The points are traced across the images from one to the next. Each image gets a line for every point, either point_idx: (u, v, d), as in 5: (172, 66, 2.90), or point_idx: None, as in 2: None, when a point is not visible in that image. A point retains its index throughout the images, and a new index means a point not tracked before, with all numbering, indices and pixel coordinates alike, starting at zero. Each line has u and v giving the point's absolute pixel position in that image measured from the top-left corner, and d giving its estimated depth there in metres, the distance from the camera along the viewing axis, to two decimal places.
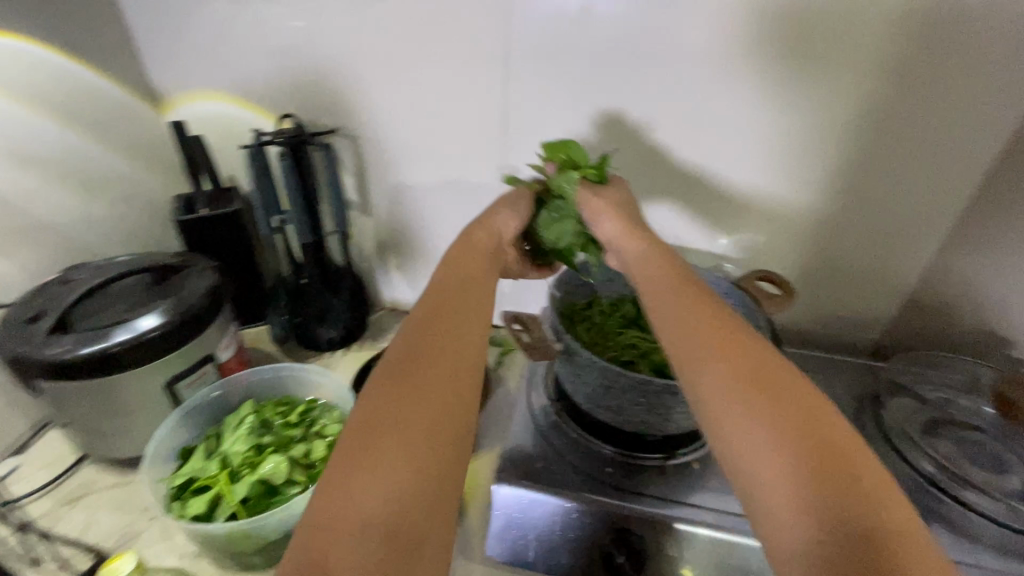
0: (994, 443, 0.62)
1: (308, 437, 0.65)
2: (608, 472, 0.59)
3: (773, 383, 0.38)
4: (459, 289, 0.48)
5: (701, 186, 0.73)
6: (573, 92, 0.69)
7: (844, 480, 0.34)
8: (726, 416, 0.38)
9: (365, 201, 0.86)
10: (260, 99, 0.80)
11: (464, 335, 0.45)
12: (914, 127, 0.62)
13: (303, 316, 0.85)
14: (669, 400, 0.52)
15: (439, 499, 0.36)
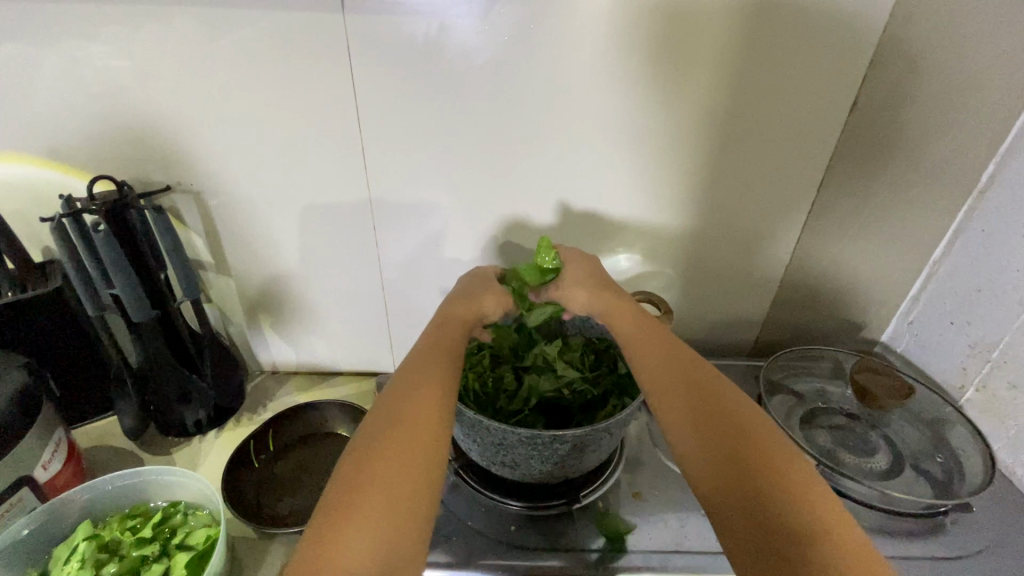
0: (863, 427, 0.66)
1: (165, 553, 0.54)
2: (513, 531, 0.55)
3: (710, 390, 0.47)
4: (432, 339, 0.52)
5: (570, 214, 0.73)
6: (429, 133, 0.67)
7: (749, 436, 0.43)
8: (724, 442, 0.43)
9: (220, 260, 0.77)
10: (71, 159, 0.68)
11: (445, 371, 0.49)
12: (748, 145, 0.67)
13: (159, 403, 0.73)
14: (563, 451, 0.50)
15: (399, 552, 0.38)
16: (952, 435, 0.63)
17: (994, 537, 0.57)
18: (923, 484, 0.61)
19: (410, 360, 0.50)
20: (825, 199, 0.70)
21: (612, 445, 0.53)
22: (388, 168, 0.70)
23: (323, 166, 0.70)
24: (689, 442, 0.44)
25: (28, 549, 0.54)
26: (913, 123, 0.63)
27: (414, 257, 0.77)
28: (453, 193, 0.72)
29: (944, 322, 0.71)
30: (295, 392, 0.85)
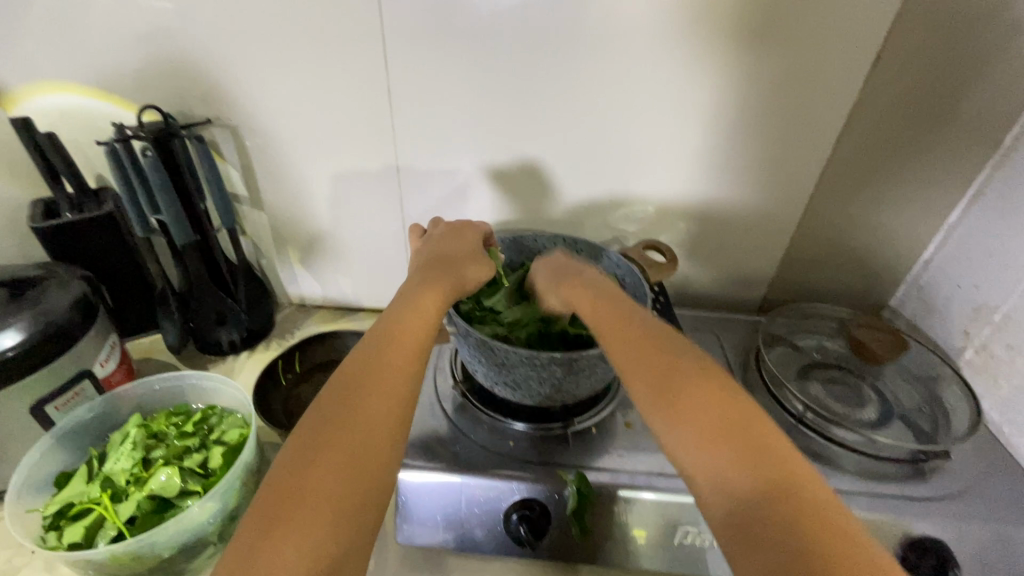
0: (856, 381, 0.69)
1: (203, 445, 0.61)
2: (511, 446, 0.61)
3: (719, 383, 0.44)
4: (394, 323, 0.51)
5: (584, 163, 0.75)
6: (450, 75, 0.69)
7: (751, 424, 0.41)
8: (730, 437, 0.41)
9: (253, 194, 0.82)
10: (123, 91, 0.73)
11: (402, 364, 0.48)
12: (769, 99, 0.67)
13: (199, 322, 0.80)
14: (559, 372, 0.54)
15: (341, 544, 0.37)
16: (946, 395, 0.65)
17: (975, 484, 0.59)
18: (908, 432, 0.63)
19: (365, 349, 0.48)
20: (843, 157, 0.70)
21: (606, 374, 0.57)
22: (411, 110, 0.73)
23: (350, 104, 0.73)
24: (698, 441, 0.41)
25: (92, 430, 0.62)
26: (938, 78, 0.62)
27: (433, 200, 0.81)
28: (472, 138, 0.74)
29: (952, 285, 0.71)
30: (321, 324, 0.92)
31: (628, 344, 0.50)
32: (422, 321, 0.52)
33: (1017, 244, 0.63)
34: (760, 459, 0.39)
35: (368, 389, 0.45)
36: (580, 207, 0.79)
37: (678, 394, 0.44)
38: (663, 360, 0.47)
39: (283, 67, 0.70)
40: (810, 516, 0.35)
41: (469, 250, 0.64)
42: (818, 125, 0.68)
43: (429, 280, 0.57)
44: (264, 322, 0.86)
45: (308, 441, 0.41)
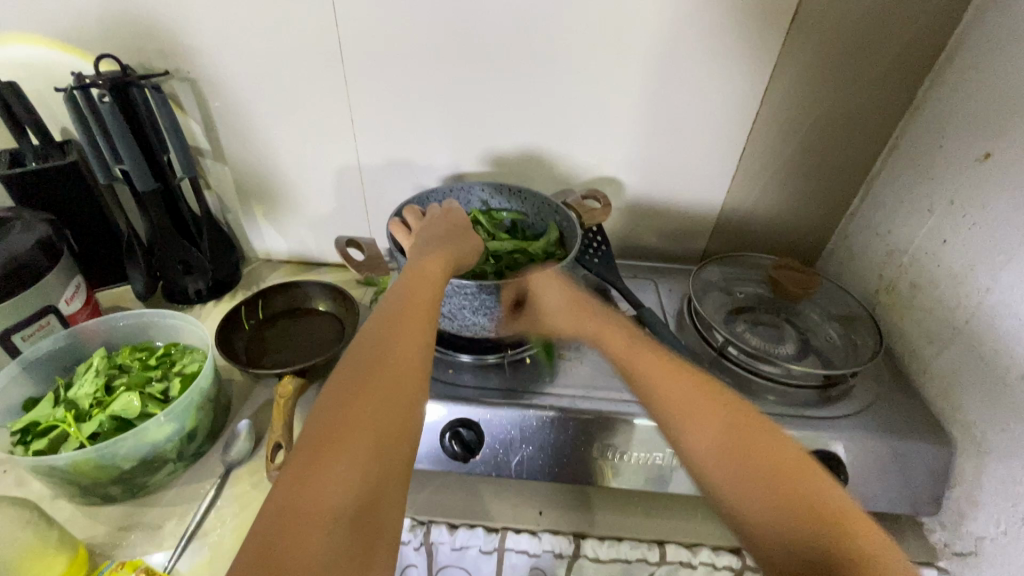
0: (780, 321, 0.74)
1: (167, 376, 0.66)
2: (450, 373, 0.66)
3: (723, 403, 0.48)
4: (412, 286, 0.52)
5: (532, 113, 0.78)
6: (399, 25, 0.72)
7: (762, 439, 0.45)
8: (737, 451, 0.45)
9: (216, 147, 0.84)
10: (82, 42, 0.75)
11: (419, 319, 0.49)
12: (703, 51, 0.71)
13: (165, 270, 0.84)
14: (490, 301, 0.59)
15: (384, 484, 0.39)
16: (856, 333, 0.70)
17: (876, 404, 0.65)
18: (821, 362, 0.68)
19: (384, 307, 0.50)
20: (775, 109, 0.74)
21: (536, 306, 0.63)
22: (364, 61, 0.75)
23: (305, 55, 0.75)
24: (717, 460, 0.45)
25: (58, 360, 0.66)
26: (859, 30, 0.66)
27: (389, 153, 0.84)
28: (424, 88, 0.77)
29: (872, 232, 0.76)
30: (286, 276, 0.95)
31: (659, 379, 0.52)
32: (431, 282, 0.54)
33: (926, 189, 0.67)
34: (769, 470, 0.43)
35: (390, 340, 0.46)
36: (531, 156, 0.83)
37: (701, 407, 0.48)
38: (692, 397, 0.50)
39: (236, 16, 0.72)
40: (822, 514, 0.40)
41: (467, 228, 0.65)
42: (750, 77, 0.72)
43: (432, 255, 0.57)
44: (230, 272, 0.89)
45: (339, 388, 0.43)
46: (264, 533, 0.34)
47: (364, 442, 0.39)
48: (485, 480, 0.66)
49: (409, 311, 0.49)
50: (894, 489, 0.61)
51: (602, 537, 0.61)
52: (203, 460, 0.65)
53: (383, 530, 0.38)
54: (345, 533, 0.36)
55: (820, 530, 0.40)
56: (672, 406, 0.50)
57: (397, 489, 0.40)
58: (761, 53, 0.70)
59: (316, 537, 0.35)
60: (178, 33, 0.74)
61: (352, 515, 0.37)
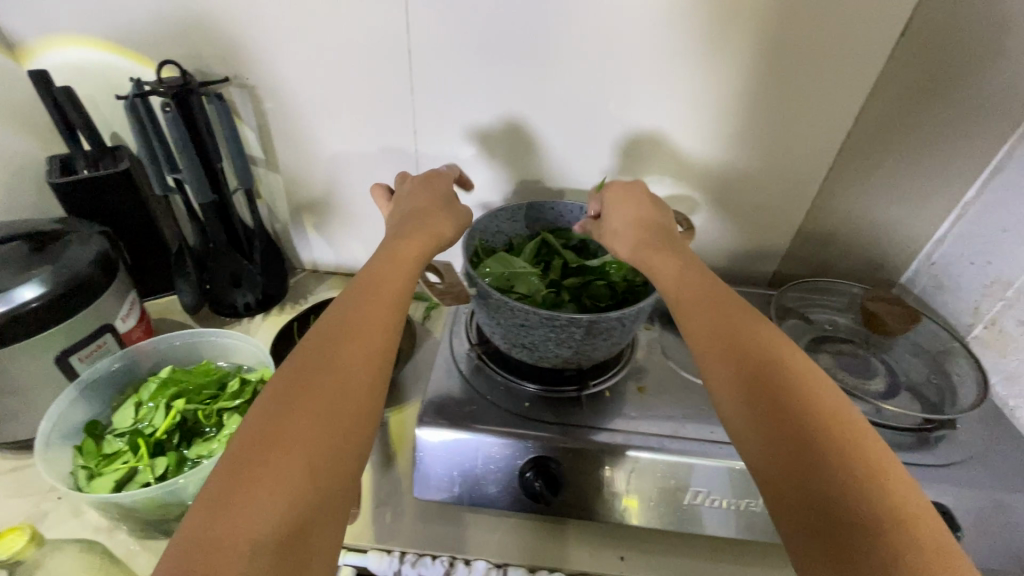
0: (862, 353, 0.70)
1: (209, 399, 0.62)
2: (527, 407, 0.62)
3: (766, 353, 0.45)
4: (383, 271, 0.53)
5: (597, 129, 0.74)
6: (472, 28, 0.67)
7: (776, 361, 0.44)
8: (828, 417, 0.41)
9: (270, 157, 0.81)
10: (137, 49, 0.71)
11: (383, 310, 0.50)
12: (804, 57, 0.65)
13: (215, 282, 0.81)
14: (577, 335, 0.55)
15: (322, 444, 0.40)
16: (951, 368, 0.66)
17: (976, 453, 0.61)
18: (899, 395, 0.65)
19: (352, 294, 0.51)
20: (868, 131, 0.70)
21: (626, 338, 0.57)
22: (433, 77, 0.71)
23: (367, 58, 0.70)
24: (742, 402, 0.43)
25: (114, 383, 0.64)
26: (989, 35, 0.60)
27: (446, 157, 0.79)
28: (499, 104, 0.73)
29: (965, 262, 0.71)
30: (333, 289, 0.92)
31: (705, 324, 0.49)
32: (399, 279, 0.53)
33: None
34: (781, 404, 0.41)
35: (389, 285, 0.52)
36: (603, 166, 0.78)
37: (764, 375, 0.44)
38: (394, 279, 0.53)
39: (300, 17, 0.68)
40: (825, 428, 0.40)
41: (408, 238, 0.57)
42: (823, 102, 0.69)
43: (430, 200, 0.64)
44: (277, 287, 0.86)
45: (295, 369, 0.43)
46: (226, 477, 0.37)
47: (274, 435, 0.39)
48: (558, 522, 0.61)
49: (386, 289, 0.52)
50: (985, 553, 0.56)
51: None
52: None
53: (274, 487, 0.37)
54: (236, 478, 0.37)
55: (833, 450, 0.38)
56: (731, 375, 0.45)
57: (304, 428, 0.40)
58: (837, 79, 0.67)
59: (242, 498, 0.36)
60: (236, 36, 0.70)
61: (237, 473, 0.37)
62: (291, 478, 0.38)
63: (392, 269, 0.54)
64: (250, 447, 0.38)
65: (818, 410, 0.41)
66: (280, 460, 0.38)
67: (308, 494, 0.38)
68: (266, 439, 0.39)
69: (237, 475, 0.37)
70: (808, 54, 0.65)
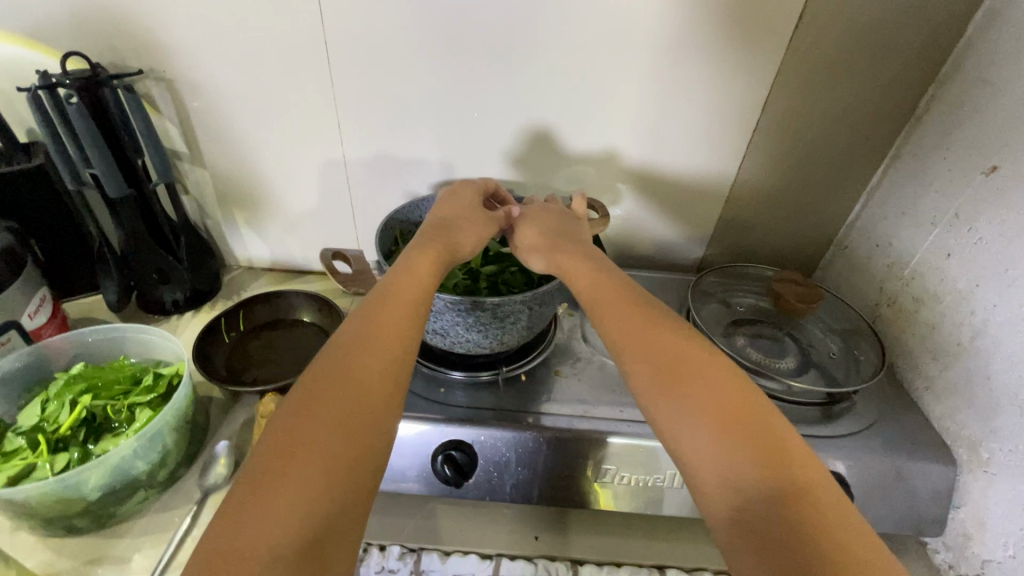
0: (777, 334, 0.73)
1: (120, 394, 0.61)
2: (443, 393, 0.63)
3: (685, 356, 0.46)
4: (409, 278, 0.50)
5: (519, 120, 0.75)
6: (389, 20, 0.68)
7: (692, 363, 0.45)
8: (743, 413, 0.42)
9: (195, 151, 0.80)
10: (45, 41, 0.69)
11: (402, 318, 0.47)
12: (710, 47, 0.67)
13: (140, 280, 0.80)
14: (484, 319, 0.56)
15: (340, 459, 0.38)
16: (858, 348, 0.69)
17: (877, 424, 0.63)
18: (807, 370, 0.68)
19: (371, 301, 0.48)
20: (777, 119, 0.72)
21: (532, 322, 0.59)
22: (352, 68, 0.72)
23: (286, 50, 0.70)
24: (670, 406, 0.43)
25: (21, 381, 0.62)
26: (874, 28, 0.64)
27: (374, 148, 0.79)
28: (422, 95, 0.74)
29: (873, 243, 0.74)
30: (268, 285, 0.92)
31: (620, 330, 0.50)
32: (420, 285, 0.50)
33: (929, 203, 0.65)
34: (715, 404, 0.42)
35: (410, 293, 0.50)
36: (528, 158, 0.79)
37: (683, 378, 0.44)
38: (415, 287, 0.50)
39: (214, 8, 0.67)
40: (750, 429, 0.40)
41: (444, 246, 0.55)
42: (733, 92, 0.71)
43: (460, 204, 0.61)
44: (208, 283, 0.85)
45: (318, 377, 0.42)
46: (240, 496, 0.35)
47: (290, 452, 0.37)
48: (475, 506, 0.63)
49: (406, 295, 0.49)
50: (881, 517, 0.58)
51: (598, 554, 0.59)
52: (178, 484, 0.61)
53: (288, 508, 0.35)
54: (249, 498, 0.35)
55: (758, 452, 0.39)
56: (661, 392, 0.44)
57: (327, 444, 0.38)
58: (746, 69, 0.69)
59: (259, 519, 0.34)
60: (148, 29, 0.69)
61: (250, 491, 0.35)
62: (303, 495, 0.36)
63: (413, 275, 0.51)
64: (267, 463, 0.36)
65: (743, 408, 0.42)
66: (292, 477, 0.36)
67: (327, 503, 0.36)
68: (281, 455, 0.37)
69: (259, 482, 0.36)
70: (716, 45, 0.67)
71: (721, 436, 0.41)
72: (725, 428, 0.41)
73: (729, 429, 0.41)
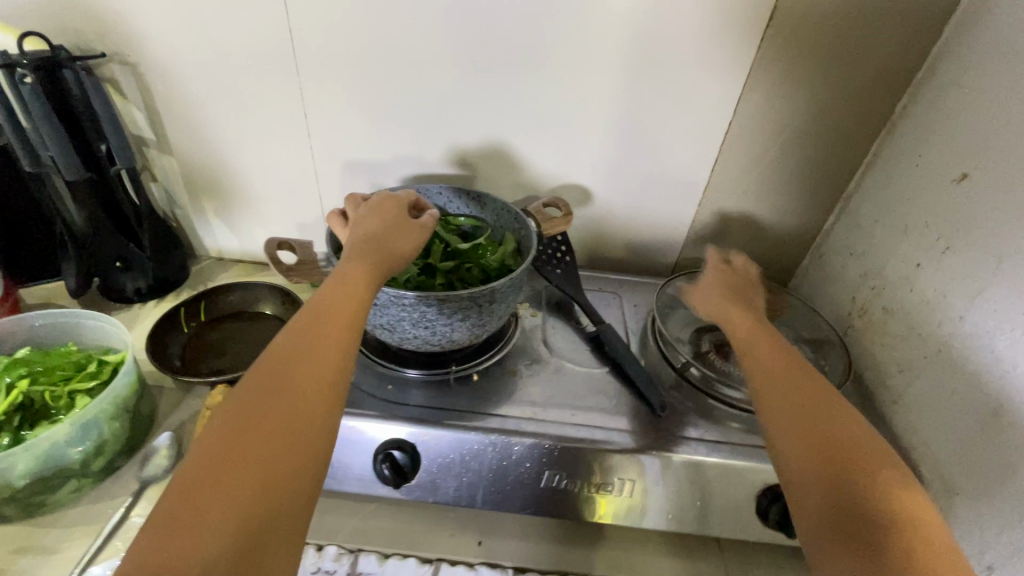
0: None
1: (60, 381, 0.60)
2: (391, 390, 0.61)
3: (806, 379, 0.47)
4: (338, 287, 0.48)
5: (488, 115, 0.74)
6: (355, 9, 0.67)
7: (805, 382, 0.47)
8: (837, 428, 0.42)
9: (161, 138, 0.79)
10: (7, 22, 0.69)
11: (343, 323, 0.46)
12: (680, 44, 0.66)
13: (99, 266, 0.78)
14: (430, 314, 0.54)
15: (278, 465, 0.36)
16: (825, 359, 0.67)
17: None
18: None
19: (308, 308, 0.46)
20: (749, 120, 0.71)
21: (483, 319, 0.57)
22: (319, 57, 0.71)
23: (252, 38, 0.70)
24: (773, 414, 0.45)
25: None
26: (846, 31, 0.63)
27: (342, 141, 0.78)
28: (389, 88, 0.73)
29: (846, 252, 0.72)
30: (235, 276, 0.90)
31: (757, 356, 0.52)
32: (353, 292, 0.48)
33: (901, 210, 0.64)
34: (806, 416, 0.44)
35: (342, 300, 0.47)
36: (498, 155, 0.77)
37: (788, 395, 0.46)
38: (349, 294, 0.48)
39: None
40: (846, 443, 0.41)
41: (366, 256, 0.51)
42: (704, 92, 0.69)
43: (383, 214, 0.57)
44: (171, 272, 0.84)
45: (241, 399, 0.39)
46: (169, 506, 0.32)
47: (227, 458, 0.35)
48: (420, 508, 0.61)
49: (342, 301, 0.47)
50: None
51: (542, 562, 0.57)
52: (115, 475, 0.59)
53: (222, 514, 0.33)
54: (178, 509, 0.32)
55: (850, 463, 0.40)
56: (785, 410, 0.45)
57: (265, 449, 0.36)
58: (717, 69, 0.67)
59: (192, 529, 0.32)
60: (113, 12, 0.68)
61: (180, 499, 0.33)
62: (239, 501, 0.34)
63: (346, 281, 0.49)
64: (200, 471, 0.34)
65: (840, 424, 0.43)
66: (226, 484, 0.34)
67: (263, 510, 0.34)
68: (216, 460, 0.35)
69: (190, 497, 0.33)
70: (687, 44, 0.66)
71: (817, 444, 0.41)
72: (823, 438, 0.42)
73: (829, 439, 0.42)
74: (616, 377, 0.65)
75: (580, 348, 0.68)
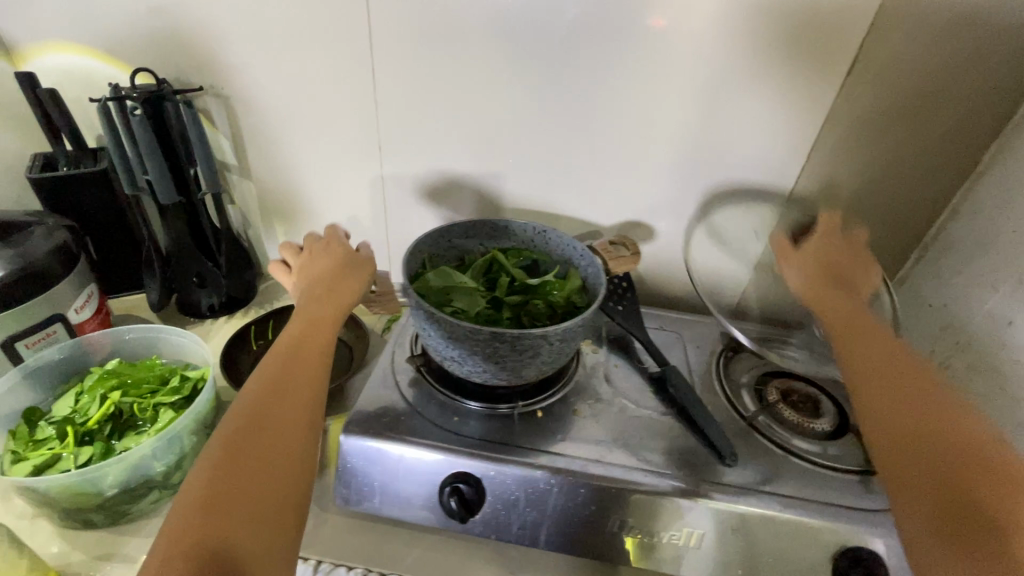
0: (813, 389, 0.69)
1: (147, 394, 0.63)
2: (457, 422, 0.62)
3: (926, 399, 0.46)
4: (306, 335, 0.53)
5: (556, 151, 0.76)
6: (436, 50, 0.70)
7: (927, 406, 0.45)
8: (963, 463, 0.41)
9: (243, 164, 0.84)
10: (120, 57, 0.75)
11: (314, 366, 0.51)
12: (755, 88, 0.66)
13: (180, 283, 0.83)
14: (502, 350, 0.55)
15: (266, 496, 0.41)
16: None
17: None
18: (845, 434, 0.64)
19: (277, 353, 0.51)
20: (822, 164, 0.70)
21: (553, 357, 0.57)
22: (397, 94, 0.74)
23: (336, 75, 0.74)
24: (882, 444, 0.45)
25: (59, 372, 0.66)
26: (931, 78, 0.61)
27: (412, 172, 0.81)
28: (462, 124, 0.75)
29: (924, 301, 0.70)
30: None
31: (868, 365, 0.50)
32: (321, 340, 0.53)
33: None
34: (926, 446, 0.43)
35: (307, 346, 0.52)
36: (564, 190, 0.79)
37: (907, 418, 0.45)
38: (320, 340, 0.53)
39: (275, 33, 0.71)
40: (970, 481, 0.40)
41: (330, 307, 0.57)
42: (778, 136, 0.69)
43: (328, 264, 0.62)
44: (243, 291, 0.88)
45: (225, 439, 0.43)
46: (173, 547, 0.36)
47: (221, 496, 0.39)
48: (479, 542, 0.61)
49: (308, 344, 0.52)
50: None
51: None
52: None
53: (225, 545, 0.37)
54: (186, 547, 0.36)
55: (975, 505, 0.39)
56: (897, 439, 0.44)
57: (255, 482, 0.41)
58: (791, 113, 0.67)
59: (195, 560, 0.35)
60: (213, 49, 0.73)
61: (189, 537, 0.37)
62: (236, 531, 0.38)
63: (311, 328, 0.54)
64: (199, 511, 0.38)
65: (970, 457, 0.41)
66: (223, 519, 0.38)
67: (257, 539, 0.38)
68: (210, 499, 0.39)
69: (200, 536, 0.37)
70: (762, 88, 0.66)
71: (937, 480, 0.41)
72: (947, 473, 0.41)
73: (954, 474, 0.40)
74: (679, 420, 0.64)
75: (644, 389, 0.68)
